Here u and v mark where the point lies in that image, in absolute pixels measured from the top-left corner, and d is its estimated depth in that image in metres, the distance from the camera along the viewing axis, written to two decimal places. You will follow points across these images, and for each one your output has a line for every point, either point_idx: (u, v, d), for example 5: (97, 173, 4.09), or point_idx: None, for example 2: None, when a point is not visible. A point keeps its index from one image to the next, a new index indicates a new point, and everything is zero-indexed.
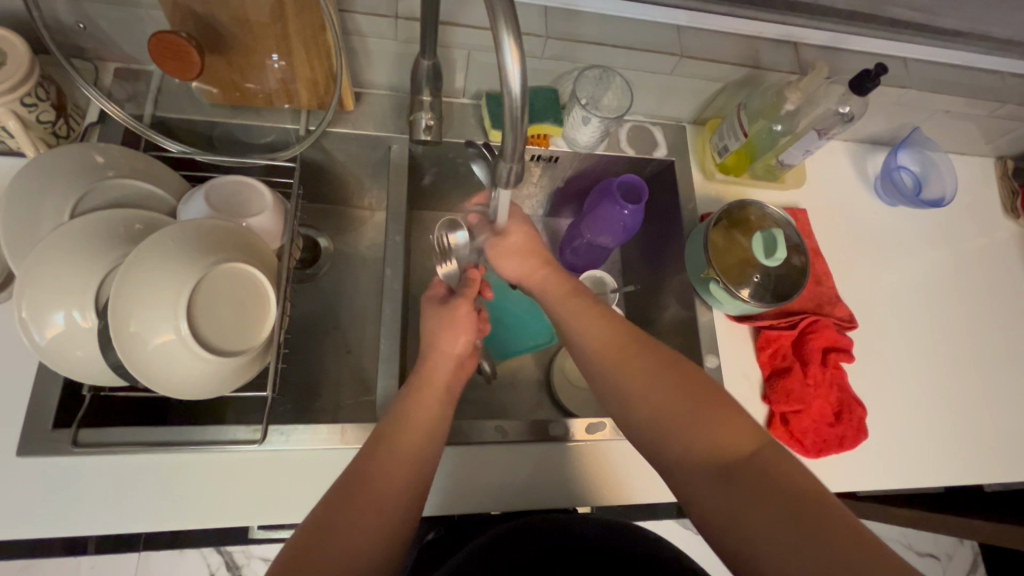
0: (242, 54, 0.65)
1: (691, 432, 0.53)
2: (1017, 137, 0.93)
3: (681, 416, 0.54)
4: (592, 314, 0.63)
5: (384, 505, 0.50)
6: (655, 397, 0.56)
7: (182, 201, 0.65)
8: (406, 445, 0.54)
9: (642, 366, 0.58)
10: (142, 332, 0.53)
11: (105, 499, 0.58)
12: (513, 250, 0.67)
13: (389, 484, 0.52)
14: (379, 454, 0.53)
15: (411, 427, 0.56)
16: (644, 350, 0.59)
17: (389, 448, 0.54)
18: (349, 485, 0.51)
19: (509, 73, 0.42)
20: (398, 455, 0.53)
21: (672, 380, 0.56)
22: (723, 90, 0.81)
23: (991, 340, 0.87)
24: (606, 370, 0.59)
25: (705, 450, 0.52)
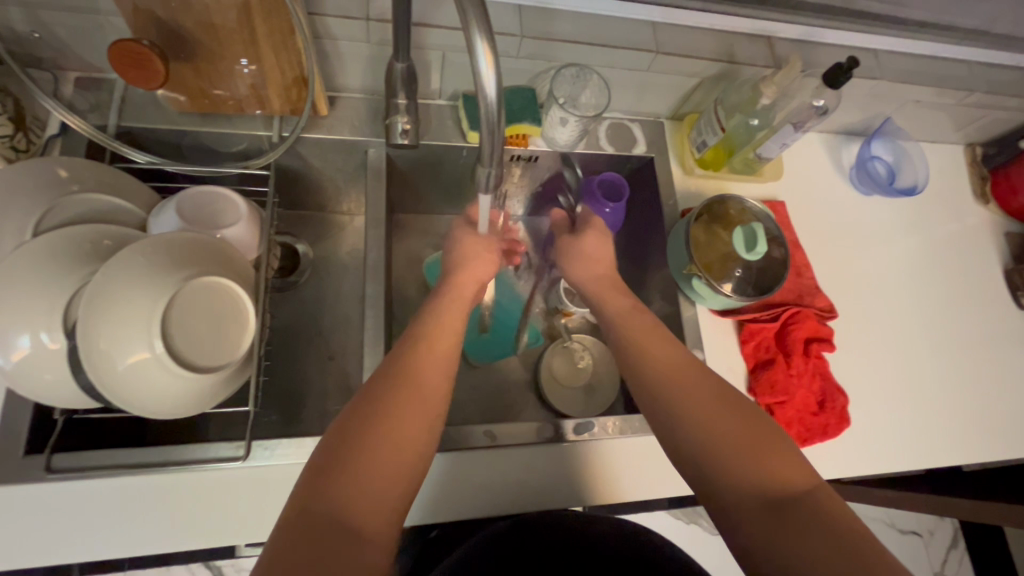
0: (209, 60, 0.63)
1: (748, 466, 0.53)
2: (986, 124, 0.96)
3: (737, 447, 0.54)
4: (658, 343, 0.64)
5: (379, 489, 0.49)
6: (712, 425, 0.56)
7: (152, 214, 0.63)
8: (406, 420, 0.53)
9: (705, 397, 0.58)
10: (114, 353, 0.51)
11: (84, 524, 0.56)
12: (593, 256, 0.75)
13: (387, 467, 0.50)
14: (393, 398, 0.54)
15: (427, 379, 0.56)
16: (708, 381, 0.60)
17: (405, 394, 0.54)
18: (350, 435, 0.50)
19: (483, 77, 0.41)
20: (413, 409, 0.54)
21: (731, 415, 0.57)
22: (700, 85, 0.81)
23: (966, 324, 0.89)
24: (664, 396, 0.59)
25: (762, 487, 0.52)
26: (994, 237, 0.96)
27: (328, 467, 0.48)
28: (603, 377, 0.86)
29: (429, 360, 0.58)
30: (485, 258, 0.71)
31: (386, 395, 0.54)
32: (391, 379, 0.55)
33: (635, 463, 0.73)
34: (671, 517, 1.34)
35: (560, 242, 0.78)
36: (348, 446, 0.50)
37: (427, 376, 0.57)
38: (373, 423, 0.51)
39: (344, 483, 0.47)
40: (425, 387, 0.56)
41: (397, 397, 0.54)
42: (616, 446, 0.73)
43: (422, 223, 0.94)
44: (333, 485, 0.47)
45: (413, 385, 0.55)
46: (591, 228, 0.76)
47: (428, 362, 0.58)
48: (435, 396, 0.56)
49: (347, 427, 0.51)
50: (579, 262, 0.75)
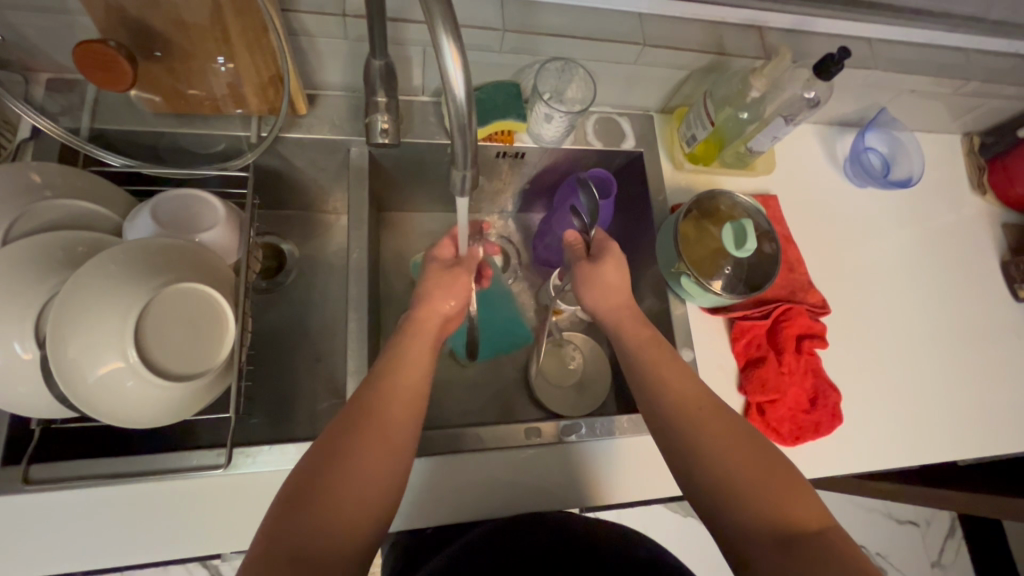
0: (183, 59, 0.62)
1: (762, 501, 0.53)
2: (983, 113, 0.94)
3: (750, 481, 0.54)
4: (673, 367, 0.63)
5: (344, 536, 0.48)
6: (725, 456, 0.56)
7: (128, 219, 0.62)
8: (374, 455, 0.52)
9: (719, 427, 0.58)
10: (84, 363, 0.50)
11: (66, 534, 0.56)
12: (610, 285, 0.70)
13: (352, 505, 0.50)
14: (349, 443, 0.52)
15: (389, 421, 0.55)
16: (727, 415, 0.59)
17: (364, 439, 0.53)
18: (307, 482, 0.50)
19: (452, 79, 0.40)
20: (375, 454, 0.52)
21: (743, 448, 0.56)
22: (689, 77, 0.80)
23: (962, 317, 0.87)
24: (680, 427, 0.59)
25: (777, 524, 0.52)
26: (991, 228, 0.95)
27: (292, 504, 0.48)
28: (594, 375, 0.85)
29: (398, 390, 0.57)
30: (452, 292, 0.68)
31: (352, 430, 0.53)
32: (350, 421, 0.54)
33: (623, 464, 0.72)
34: (667, 512, 1.36)
35: (578, 269, 0.72)
36: (311, 484, 0.50)
37: (389, 419, 0.55)
38: (334, 468, 0.51)
39: (309, 524, 0.47)
40: (393, 420, 0.55)
41: (362, 429, 0.53)
42: (605, 447, 0.72)
43: (409, 221, 0.93)
44: (291, 532, 0.47)
45: (383, 416, 0.55)
46: (608, 256, 0.71)
47: (397, 390, 0.57)
48: (403, 427, 0.55)
49: (312, 461, 0.51)
50: (593, 288, 0.70)
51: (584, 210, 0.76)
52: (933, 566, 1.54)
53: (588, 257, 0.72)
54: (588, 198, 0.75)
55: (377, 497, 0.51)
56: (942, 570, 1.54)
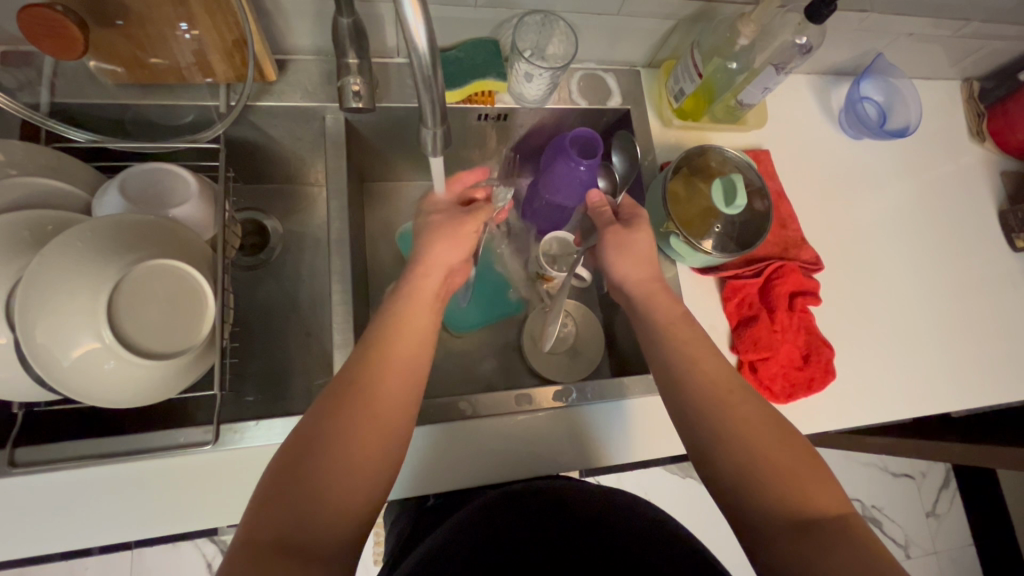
0: (141, 25, 0.59)
1: (767, 474, 0.53)
2: (984, 56, 0.90)
3: (770, 464, 0.53)
4: (703, 344, 0.62)
5: (332, 518, 0.48)
6: (744, 437, 0.55)
7: (96, 196, 0.60)
8: (367, 443, 0.51)
9: (743, 409, 0.57)
10: (58, 345, 0.49)
11: (61, 515, 0.57)
12: (639, 254, 0.67)
13: (341, 491, 0.49)
14: (343, 431, 0.51)
15: (381, 405, 0.54)
16: (736, 384, 0.59)
17: (358, 428, 0.52)
18: (299, 468, 0.49)
19: (413, 29, 0.38)
20: (367, 440, 0.51)
21: (765, 432, 0.55)
22: (676, 28, 0.76)
23: (958, 269, 0.86)
24: (700, 403, 0.58)
25: (783, 497, 0.52)
26: (989, 177, 0.92)
27: (281, 486, 0.48)
28: (587, 340, 0.84)
29: (390, 368, 0.56)
30: (454, 241, 0.66)
31: (344, 410, 0.52)
32: (341, 404, 0.53)
33: (616, 429, 0.72)
34: (666, 474, 1.39)
35: (606, 234, 0.69)
36: (300, 464, 0.49)
37: (377, 405, 0.53)
38: (325, 454, 0.50)
39: (303, 507, 0.47)
40: (386, 398, 0.54)
41: (354, 409, 0.52)
42: (596, 412, 0.72)
43: (394, 192, 0.91)
44: (280, 519, 0.46)
45: (377, 400, 0.54)
46: (643, 225, 0.69)
47: (389, 368, 0.56)
48: (398, 410, 0.55)
49: (300, 441, 0.50)
50: (622, 252, 0.67)
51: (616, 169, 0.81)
52: (927, 517, 1.57)
53: (618, 221, 0.69)
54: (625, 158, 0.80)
55: (371, 477, 0.51)
56: (936, 520, 1.58)
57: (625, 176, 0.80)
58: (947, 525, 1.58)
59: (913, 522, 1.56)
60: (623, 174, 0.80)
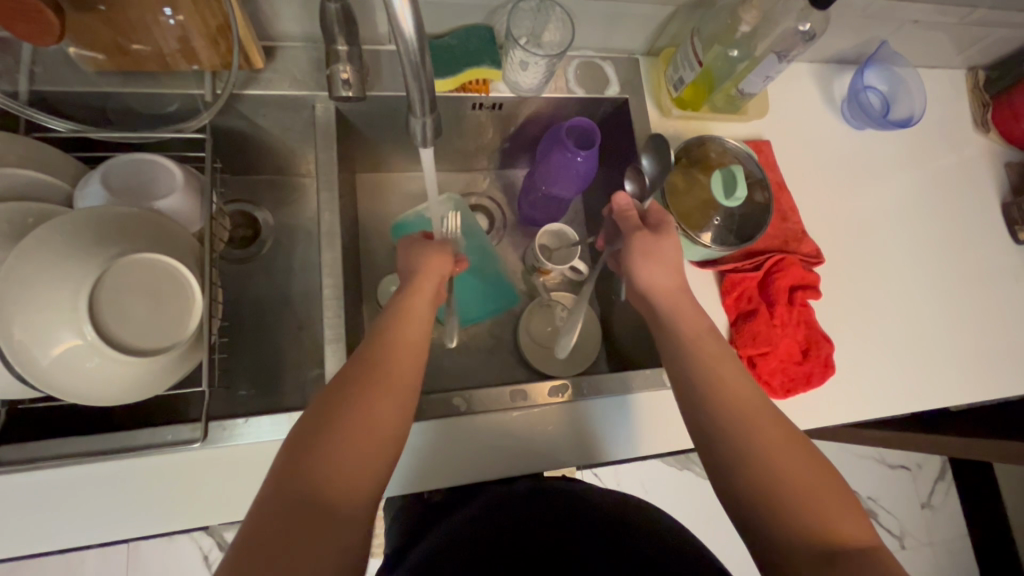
0: (121, 11, 0.56)
1: (775, 467, 0.53)
2: (990, 43, 0.88)
3: (798, 491, 0.52)
4: (727, 360, 0.60)
5: (352, 477, 0.49)
6: (771, 460, 0.53)
7: (79, 187, 0.58)
8: (383, 402, 0.53)
9: (771, 431, 0.55)
10: (38, 342, 0.48)
11: (49, 514, 0.56)
12: (665, 260, 0.65)
13: (362, 450, 0.50)
14: (359, 390, 0.53)
15: (394, 366, 0.55)
16: (763, 406, 0.57)
17: (373, 388, 0.53)
18: (319, 429, 0.50)
19: (398, 13, 0.36)
20: (383, 398, 0.53)
21: (792, 455, 0.54)
22: (676, 14, 0.74)
23: (960, 262, 0.85)
24: (726, 423, 0.56)
25: (791, 499, 0.51)
26: (993, 168, 0.91)
27: (293, 463, 0.48)
28: (584, 335, 0.83)
29: (402, 334, 0.58)
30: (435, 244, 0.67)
31: (355, 386, 0.53)
32: (358, 371, 0.54)
33: (615, 425, 0.71)
34: (663, 466, 1.39)
35: (635, 238, 0.66)
36: (320, 427, 0.50)
37: (391, 366, 0.55)
38: (343, 415, 0.51)
39: (316, 480, 0.47)
40: (397, 373, 0.55)
41: (369, 372, 0.54)
42: (594, 409, 0.71)
43: (388, 183, 0.89)
44: (302, 478, 0.47)
45: (391, 364, 0.55)
46: (669, 233, 0.67)
47: (401, 335, 0.58)
48: (410, 374, 0.56)
49: (315, 416, 0.51)
50: (648, 258, 0.65)
51: (646, 171, 0.74)
52: (922, 508, 1.58)
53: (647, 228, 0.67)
54: (656, 160, 0.73)
55: (384, 451, 0.51)
56: (931, 511, 1.58)
57: (654, 180, 0.73)
58: (942, 516, 1.59)
59: (908, 513, 1.56)
60: (653, 178, 0.73)
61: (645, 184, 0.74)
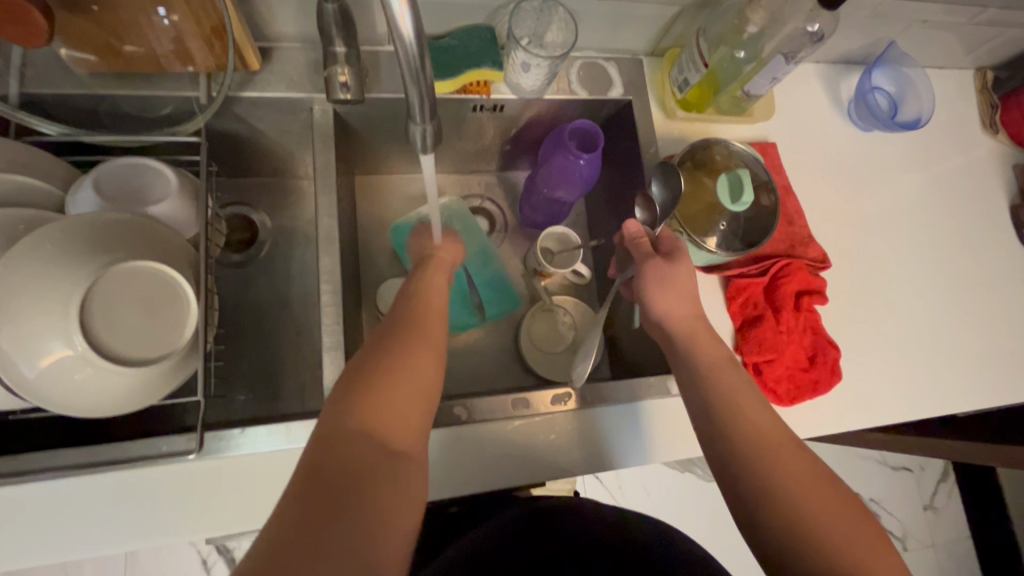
0: (112, 12, 0.55)
1: (810, 511, 0.51)
2: (999, 43, 0.87)
3: (830, 533, 0.50)
4: (747, 393, 0.58)
5: (411, 407, 0.50)
6: (801, 499, 0.51)
7: (70, 193, 0.57)
8: (426, 344, 0.54)
9: (798, 467, 0.53)
10: (25, 354, 0.46)
11: (41, 527, 0.54)
12: (681, 288, 0.64)
13: (415, 383, 0.51)
14: (404, 334, 0.54)
15: (430, 316, 0.57)
16: (787, 440, 0.55)
17: (415, 332, 0.55)
18: (370, 369, 0.50)
19: (397, 16, 0.34)
20: (427, 340, 0.55)
21: (821, 493, 0.52)
22: (681, 14, 0.73)
23: (968, 266, 0.83)
24: (753, 460, 0.54)
25: (829, 547, 0.49)
26: (1001, 170, 0.89)
27: (351, 400, 0.48)
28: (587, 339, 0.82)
29: (433, 292, 0.60)
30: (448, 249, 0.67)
31: (398, 337, 0.54)
32: (397, 323, 0.56)
33: (619, 435, 0.69)
34: (665, 469, 1.38)
35: (647, 266, 0.65)
36: (372, 366, 0.51)
37: (427, 316, 0.57)
38: (392, 356, 0.52)
39: (378, 415, 0.47)
40: (433, 326, 0.57)
41: (409, 322, 0.56)
42: (597, 418, 0.69)
43: (387, 185, 0.88)
44: (364, 407, 0.47)
45: (427, 315, 0.57)
46: (683, 256, 0.66)
47: (432, 293, 0.60)
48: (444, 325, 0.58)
49: (361, 361, 0.51)
50: (662, 286, 0.64)
51: (656, 199, 0.71)
52: (925, 510, 1.57)
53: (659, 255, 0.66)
54: (667, 188, 0.70)
55: (433, 387, 0.52)
56: (934, 513, 1.57)
57: (665, 208, 0.70)
58: (945, 518, 1.58)
59: (911, 515, 1.55)
60: (664, 207, 0.70)
61: (656, 211, 0.71)
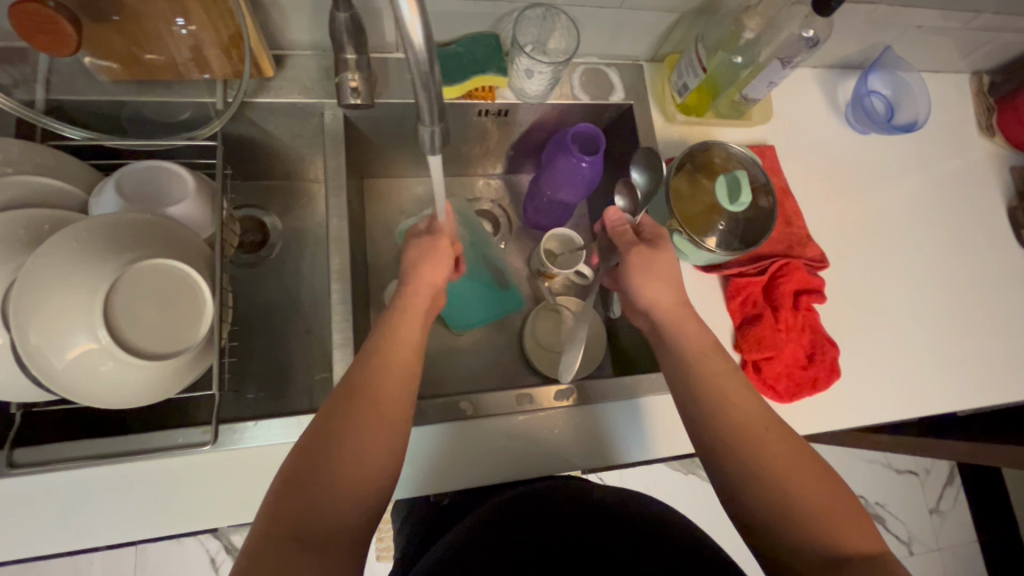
0: (136, 23, 0.58)
1: (788, 486, 0.53)
2: (995, 48, 0.89)
3: (807, 505, 0.53)
4: (734, 381, 0.60)
5: (346, 501, 0.49)
6: (779, 477, 0.54)
7: (93, 195, 0.60)
8: (372, 427, 0.52)
9: (781, 448, 0.56)
10: (55, 346, 0.49)
11: (60, 515, 0.57)
12: (664, 276, 0.65)
13: (352, 475, 0.50)
14: (346, 417, 0.52)
15: (384, 389, 0.54)
16: (772, 422, 0.57)
17: (361, 415, 0.52)
18: (309, 457, 0.49)
19: (409, 25, 0.37)
20: (371, 425, 0.52)
21: (800, 472, 0.54)
22: (680, 21, 0.75)
23: (966, 267, 0.85)
24: (737, 441, 0.56)
25: (810, 524, 0.52)
26: (999, 172, 0.91)
27: (289, 485, 0.48)
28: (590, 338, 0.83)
29: (392, 356, 0.57)
30: (434, 268, 0.64)
31: (345, 409, 0.52)
32: (346, 399, 0.53)
33: (623, 430, 0.71)
34: (669, 470, 1.39)
35: (631, 254, 0.67)
36: (313, 456, 0.49)
37: (379, 394, 0.54)
38: (332, 446, 0.50)
39: (307, 522, 0.47)
40: (388, 408, 0.53)
41: (359, 398, 0.53)
42: (600, 414, 0.71)
43: (394, 188, 0.90)
44: (296, 506, 0.47)
45: (379, 388, 0.54)
46: (665, 244, 0.67)
47: (391, 358, 0.57)
48: (399, 394, 0.55)
49: (303, 450, 0.50)
50: (648, 273, 0.65)
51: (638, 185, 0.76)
52: (931, 513, 1.56)
53: (644, 242, 0.67)
54: (648, 175, 0.74)
55: (375, 473, 0.51)
56: (940, 517, 1.57)
57: (647, 195, 0.75)
58: (950, 522, 1.57)
59: (916, 519, 1.55)
60: (645, 194, 0.75)
61: (637, 198, 0.75)
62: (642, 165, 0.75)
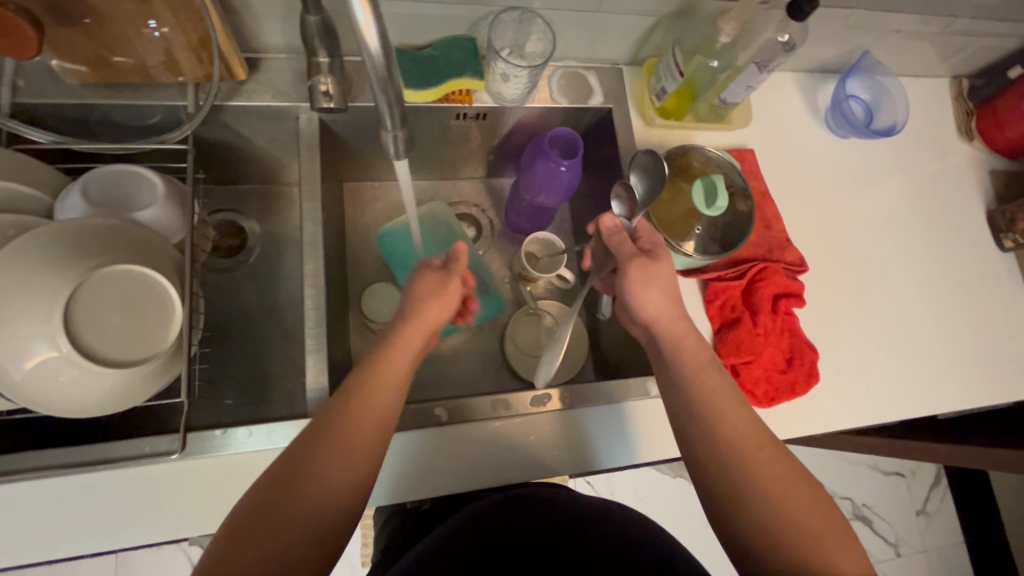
0: (103, 25, 0.57)
1: (775, 508, 0.53)
2: (973, 53, 0.89)
3: (791, 529, 0.52)
4: (732, 400, 0.59)
5: (310, 528, 0.48)
6: (766, 499, 0.54)
7: (58, 199, 0.59)
8: (346, 454, 0.51)
9: (772, 469, 0.55)
10: (12, 354, 0.48)
11: (26, 525, 0.56)
12: (665, 291, 0.63)
13: (318, 503, 0.49)
14: (319, 444, 0.51)
15: (364, 416, 0.53)
16: (765, 443, 0.57)
17: (335, 442, 0.51)
18: (279, 482, 0.49)
19: (363, 28, 0.36)
20: (344, 452, 0.51)
21: (789, 495, 0.54)
22: (658, 25, 0.75)
23: (945, 270, 0.85)
24: (728, 459, 0.56)
25: (791, 547, 0.52)
26: (978, 176, 0.91)
27: (258, 508, 0.48)
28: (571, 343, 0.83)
29: (378, 379, 0.55)
30: (436, 300, 0.61)
31: (322, 434, 0.51)
32: (323, 423, 0.52)
33: (602, 434, 0.70)
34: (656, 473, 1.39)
35: (631, 266, 0.64)
36: (284, 480, 0.49)
37: (356, 422, 0.52)
38: (303, 472, 0.49)
39: (270, 550, 0.46)
40: (364, 434, 0.52)
41: (337, 423, 0.52)
42: (578, 419, 0.70)
43: (374, 192, 0.89)
44: (260, 532, 0.47)
45: (359, 414, 0.52)
46: (665, 259, 0.66)
47: (376, 382, 0.55)
48: (381, 420, 0.53)
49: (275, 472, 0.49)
50: (648, 289, 0.63)
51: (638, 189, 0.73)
52: (917, 514, 1.57)
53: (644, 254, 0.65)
54: (648, 178, 0.72)
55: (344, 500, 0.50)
56: (927, 518, 1.57)
57: (646, 197, 0.71)
58: (937, 523, 1.58)
59: (903, 521, 1.55)
60: (645, 196, 0.72)
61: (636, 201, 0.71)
62: (642, 169, 0.73)
